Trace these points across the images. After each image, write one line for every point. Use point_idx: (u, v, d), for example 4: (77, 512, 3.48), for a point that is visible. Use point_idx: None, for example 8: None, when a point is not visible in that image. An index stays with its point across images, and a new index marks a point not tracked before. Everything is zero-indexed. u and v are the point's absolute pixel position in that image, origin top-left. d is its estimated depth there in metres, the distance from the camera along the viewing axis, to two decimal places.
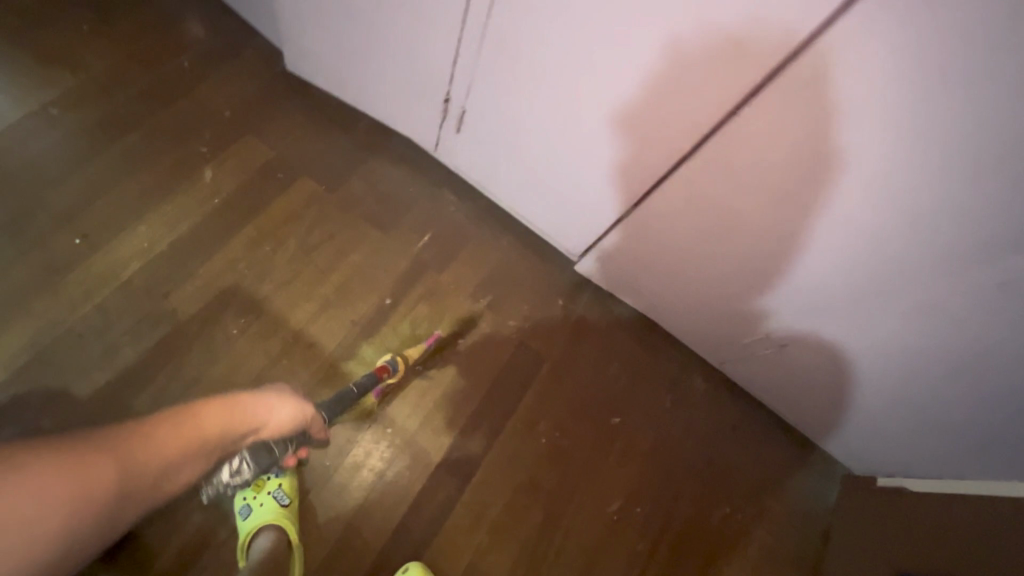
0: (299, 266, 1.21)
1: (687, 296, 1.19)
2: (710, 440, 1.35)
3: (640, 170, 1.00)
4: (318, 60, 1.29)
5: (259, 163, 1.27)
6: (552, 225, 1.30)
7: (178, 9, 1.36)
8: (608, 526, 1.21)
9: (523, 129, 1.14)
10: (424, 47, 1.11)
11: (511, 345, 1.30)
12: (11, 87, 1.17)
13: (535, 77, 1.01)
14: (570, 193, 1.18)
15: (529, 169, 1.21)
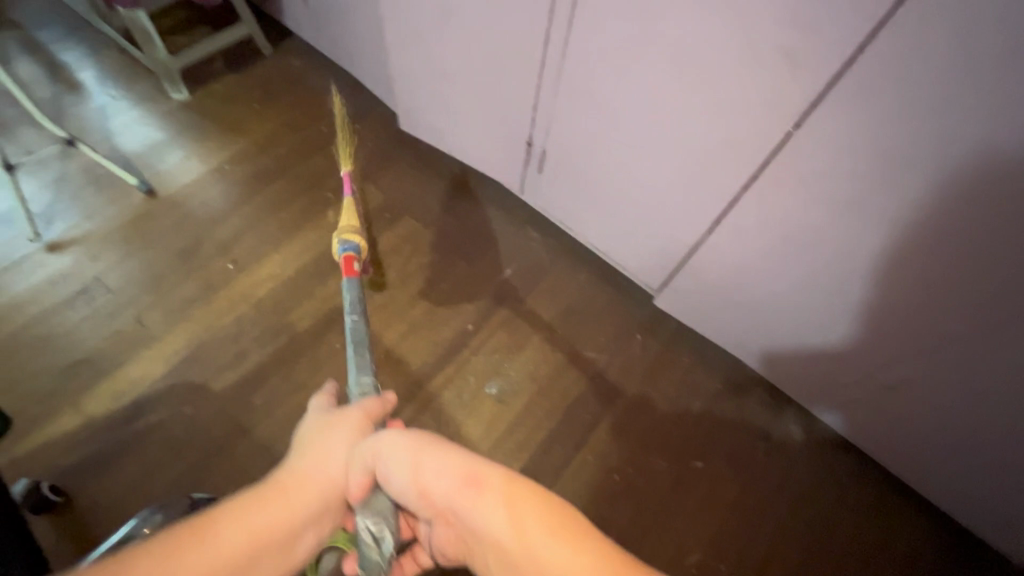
0: (395, 291, 1.36)
1: (775, 324, 1.15)
2: (811, 498, 1.20)
3: (715, 189, 1.03)
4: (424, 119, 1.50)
5: (371, 205, 1.48)
6: (629, 256, 1.33)
7: (322, 86, 1.67)
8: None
9: (598, 166, 1.21)
10: (509, 98, 1.25)
11: (586, 376, 1.30)
12: (199, 150, 1.52)
13: (609, 114, 1.09)
14: (647, 223, 1.21)
15: (605, 204, 1.27)
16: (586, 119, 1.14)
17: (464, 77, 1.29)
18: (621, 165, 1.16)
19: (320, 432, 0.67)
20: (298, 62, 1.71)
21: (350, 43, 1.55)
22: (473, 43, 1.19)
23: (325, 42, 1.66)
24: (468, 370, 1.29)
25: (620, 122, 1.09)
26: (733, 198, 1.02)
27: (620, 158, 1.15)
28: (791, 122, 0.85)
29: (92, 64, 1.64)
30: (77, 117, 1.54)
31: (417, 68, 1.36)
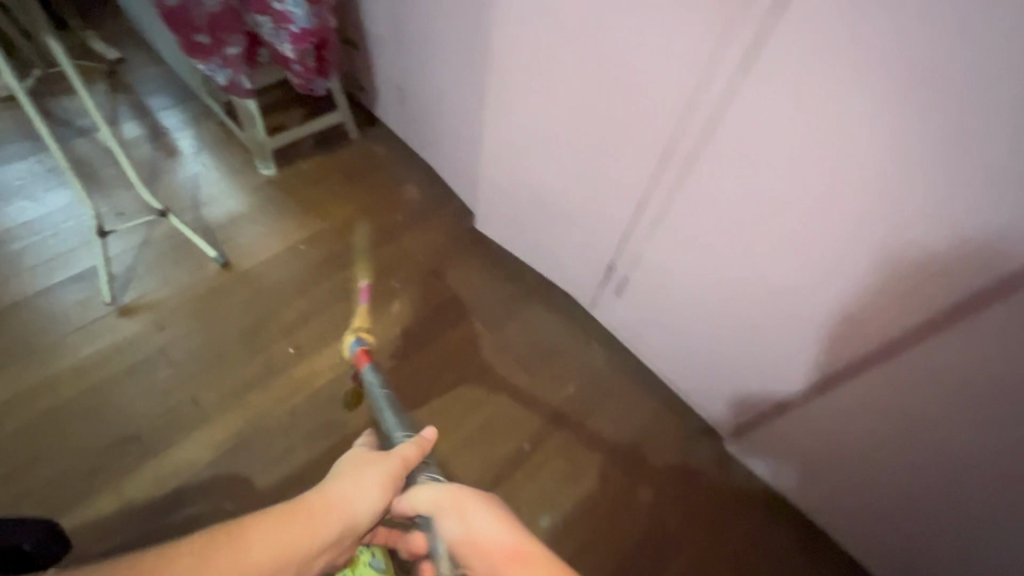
0: (453, 399, 1.32)
1: (867, 498, 1.10)
2: None
3: (823, 361, 1.00)
4: (500, 223, 1.50)
5: (438, 302, 1.47)
6: (702, 390, 1.29)
7: (402, 174, 1.72)
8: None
9: (696, 304, 1.15)
10: (596, 227, 1.23)
11: (643, 518, 1.23)
12: (277, 227, 1.55)
13: (710, 269, 1.07)
14: (735, 365, 1.17)
15: (692, 338, 1.22)
16: (682, 266, 1.12)
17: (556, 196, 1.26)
18: (714, 314, 1.13)
19: (354, 466, 0.68)
20: (381, 148, 1.76)
21: (438, 139, 1.58)
22: (581, 169, 1.15)
23: (411, 133, 1.70)
24: (521, 497, 1.21)
25: (721, 279, 1.06)
26: (843, 373, 0.99)
27: (714, 308, 1.12)
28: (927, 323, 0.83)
29: (191, 134, 1.72)
30: (170, 186, 1.60)
31: (508, 179, 1.35)
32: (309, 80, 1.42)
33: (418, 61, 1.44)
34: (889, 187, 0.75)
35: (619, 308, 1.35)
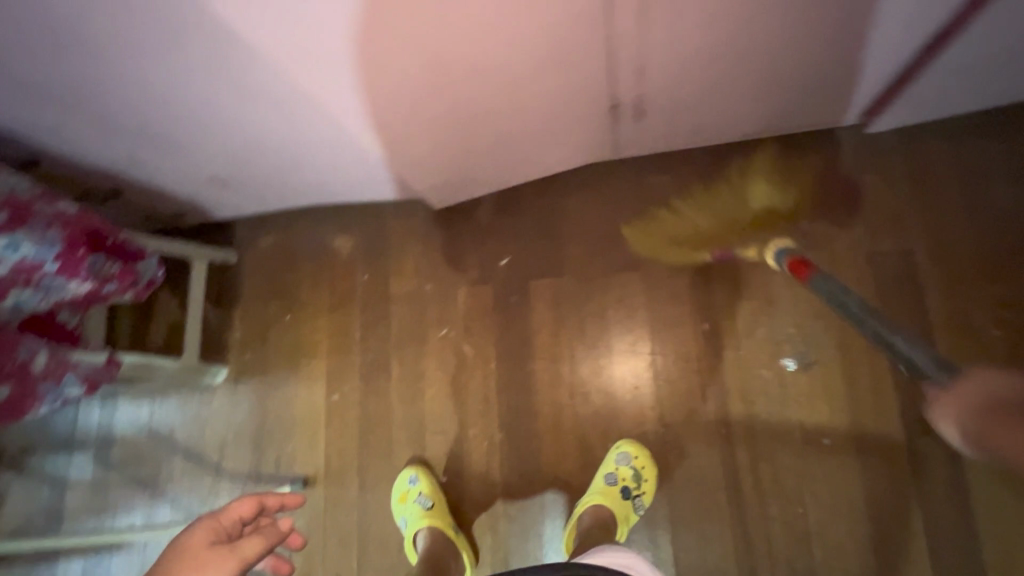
0: (604, 356, 1.12)
1: (956, 96, 0.97)
2: None
3: (840, 49, 0.84)
4: (441, 189, 1.18)
5: (493, 302, 1.20)
6: (796, 120, 1.05)
7: (319, 241, 1.35)
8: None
9: (751, 50, 0.84)
10: (539, 99, 0.93)
11: (871, 270, 1.03)
12: (298, 405, 1.27)
13: (679, 42, 0.80)
14: (828, 63, 0.88)
15: (762, 83, 0.93)
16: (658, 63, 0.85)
17: (524, 105, 0.94)
18: (721, 77, 0.91)
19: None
20: (271, 241, 1.37)
21: (301, 168, 1.12)
22: (419, 175, 1.11)
23: (246, 195, 1.25)
24: (754, 365, 1.04)
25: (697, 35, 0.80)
26: (917, 48, 0.84)
27: (714, 73, 0.89)
28: None
29: (122, 421, 1.37)
30: (180, 482, 1.30)
31: (426, 169, 1.09)
32: (137, 275, 1.03)
33: (241, 129, 0.98)
34: (547, 150, 1.10)
35: (623, 139, 1.08)
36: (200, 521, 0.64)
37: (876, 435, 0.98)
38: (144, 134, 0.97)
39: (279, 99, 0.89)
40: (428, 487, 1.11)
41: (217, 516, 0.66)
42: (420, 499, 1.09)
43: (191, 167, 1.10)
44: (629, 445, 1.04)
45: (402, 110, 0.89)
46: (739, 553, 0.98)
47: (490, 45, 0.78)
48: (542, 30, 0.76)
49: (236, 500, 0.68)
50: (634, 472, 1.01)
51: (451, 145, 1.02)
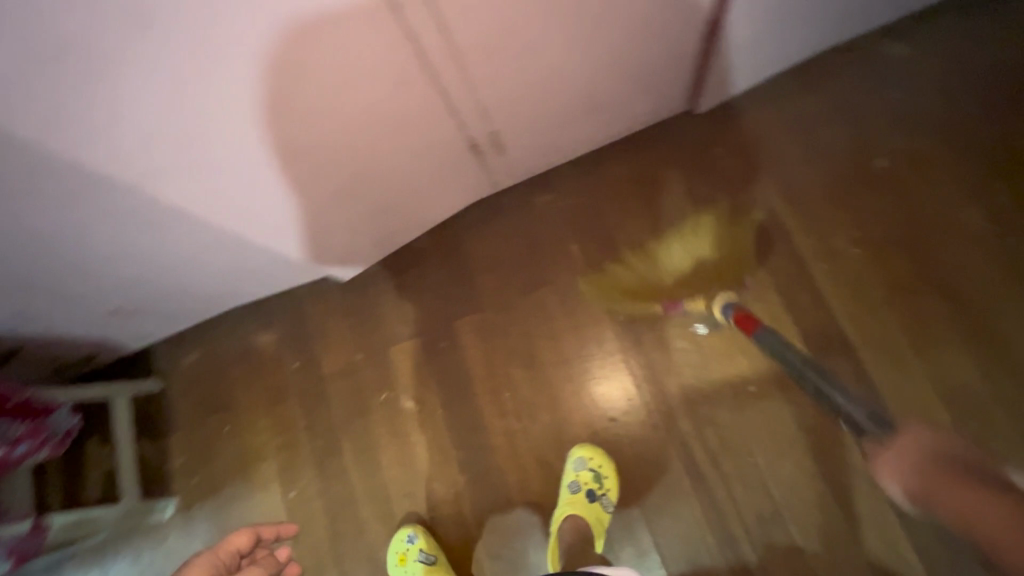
0: (539, 371, 1.17)
1: (757, 67, 1.12)
2: (925, 89, 1.14)
3: (642, 48, 0.97)
4: (344, 266, 1.22)
5: (424, 353, 1.23)
6: (638, 118, 1.18)
7: (241, 343, 1.34)
8: (999, 239, 1.04)
9: (575, 68, 0.95)
10: (406, 157, 0.99)
11: (742, 226, 1.14)
12: (257, 514, 1.23)
13: (508, 74, 0.90)
14: (642, 63, 1.01)
15: (596, 94, 1.05)
16: (497, 96, 0.94)
17: (395, 166, 1.00)
18: (558, 96, 1.01)
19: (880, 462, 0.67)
20: (193, 358, 1.35)
21: (198, 279, 1.13)
22: (317, 260, 1.14)
23: (152, 320, 1.23)
24: (672, 339, 1.13)
25: (522, 67, 0.89)
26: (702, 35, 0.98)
27: (551, 94, 0.99)
28: None
29: None
30: None
31: (324, 253, 1.12)
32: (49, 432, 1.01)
33: (124, 259, 0.98)
34: (431, 201, 1.16)
35: (496, 172, 1.16)
36: (202, 556, 0.86)
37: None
38: (26, 288, 0.96)
39: (157, 224, 0.89)
40: (428, 543, 1.09)
41: (217, 550, 0.88)
42: (421, 556, 1.07)
43: (85, 305, 1.08)
44: (585, 448, 1.08)
45: (278, 207, 0.93)
46: (710, 514, 1.04)
47: (348, 124, 0.84)
48: (388, 101, 0.84)
49: (235, 536, 0.91)
50: (593, 473, 1.05)
51: (340, 221, 1.06)
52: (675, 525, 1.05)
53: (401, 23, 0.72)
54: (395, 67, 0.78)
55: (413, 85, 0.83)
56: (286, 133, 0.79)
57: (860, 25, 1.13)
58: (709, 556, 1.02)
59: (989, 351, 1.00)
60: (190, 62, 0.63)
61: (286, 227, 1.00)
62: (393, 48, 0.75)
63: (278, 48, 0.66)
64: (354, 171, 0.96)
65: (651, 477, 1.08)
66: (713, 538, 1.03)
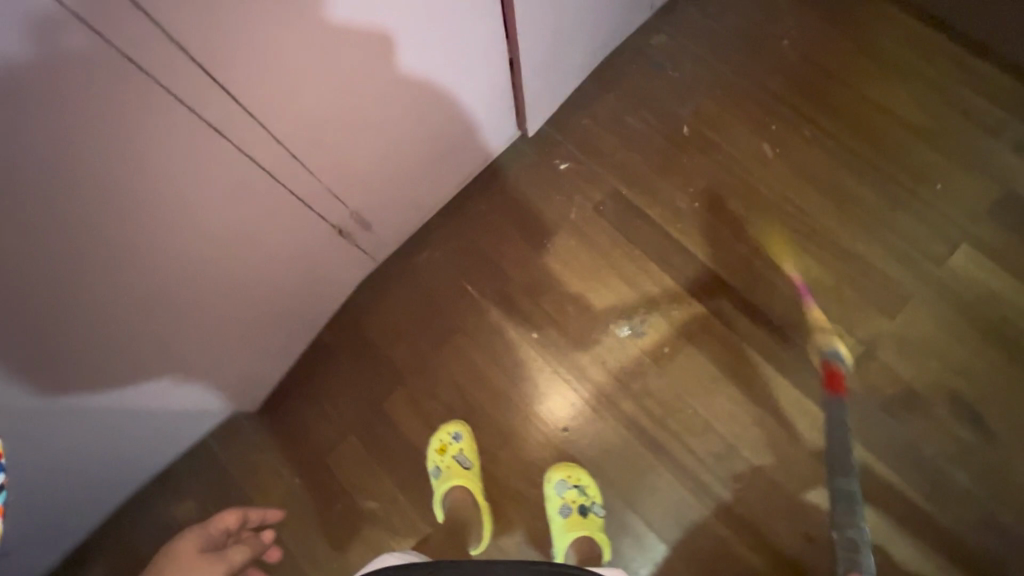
0: (482, 416, 1.18)
1: (561, 83, 1.26)
2: (693, 61, 1.36)
3: (460, 96, 1.05)
4: (244, 388, 1.14)
5: (364, 448, 1.18)
6: (481, 156, 1.26)
7: (157, 526, 1.18)
8: (791, 158, 1.26)
9: (406, 131, 1.01)
10: (274, 260, 0.97)
11: (603, 217, 1.27)
12: None
13: (344, 152, 0.92)
14: (465, 109, 1.09)
15: (436, 149, 1.12)
16: (342, 175, 0.96)
17: (265, 275, 0.98)
18: (401, 160, 1.05)
19: None
20: (104, 568, 1.16)
21: (81, 475, 0.99)
22: (208, 388, 1.07)
23: (36, 549, 1.04)
24: (586, 335, 1.20)
25: (354, 142, 0.93)
26: (504, 69, 1.09)
27: (393, 159, 1.04)
28: (458, 14, 0.90)
29: None
30: None
31: (212, 378, 1.05)
32: None
33: None
34: (316, 296, 1.14)
35: (371, 246, 1.17)
36: (192, 530, 0.86)
37: (690, 320, 1.18)
38: None
39: (18, 407, 0.79)
40: (469, 446, 1.14)
41: (209, 524, 0.89)
42: (460, 458, 1.13)
43: None
44: (563, 469, 1.12)
45: (137, 344, 0.87)
46: (681, 474, 1.11)
47: (191, 244, 0.82)
48: (233, 212, 0.84)
49: (224, 514, 0.93)
50: (577, 489, 1.10)
51: (221, 344, 1.01)
52: (656, 498, 1.11)
53: (225, 136, 0.74)
54: (234, 178, 0.80)
55: (255, 188, 0.84)
56: (135, 266, 0.77)
57: (626, 27, 1.33)
58: (695, 512, 1.09)
59: (820, 244, 1.20)
60: (19, 219, 0.61)
61: (166, 362, 0.94)
62: (226, 161, 0.77)
63: (109, 184, 0.67)
64: (220, 290, 0.92)
65: (619, 466, 1.13)
66: (692, 494, 1.10)
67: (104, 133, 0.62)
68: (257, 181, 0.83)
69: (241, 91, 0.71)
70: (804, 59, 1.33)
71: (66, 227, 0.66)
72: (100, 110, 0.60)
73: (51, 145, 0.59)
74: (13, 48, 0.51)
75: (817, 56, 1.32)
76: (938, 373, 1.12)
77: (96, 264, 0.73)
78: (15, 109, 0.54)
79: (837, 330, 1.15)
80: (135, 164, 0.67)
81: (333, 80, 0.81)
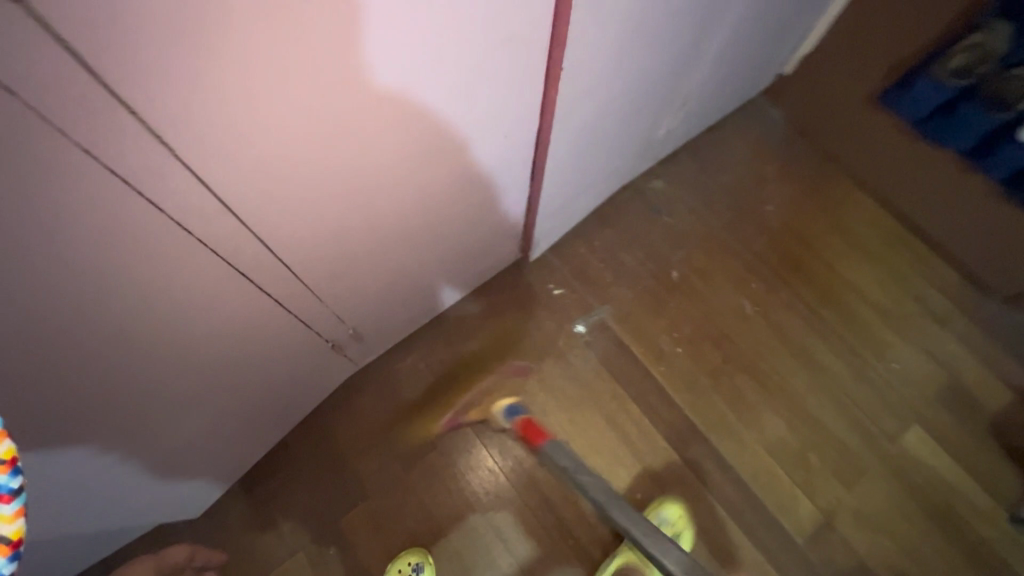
0: (445, 546, 1.13)
1: (566, 214, 1.32)
2: (689, 209, 1.45)
3: (478, 227, 1.06)
4: (194, 497, 1.03)
5: (315, 568, 1.10)
6: (482, 271, 1.27)
7: None
8: (768, 317, 1.34)
9: (424, 255, 1.01)
10: (264, 369, 0.92)
11: (590, 350, 1.30)
12: None
13: (361, 276, 0.91)
14: (478, 236, 1.10)
15: (440, 273, 1.12)
16: (353, 293, 0.94)
17: (245, 389, 0.92)
18: (410, 278, 1.04)
19: None
20: None
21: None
22: (157, 500, 0.96)
23: None
24: (562, 470, 1.19)
25: (374, 268, 0.91)
26: (521, 203, 1.11)
27: (404, 278, 1.02)
28: (499, 167, 0.91)
29: None
30: None
31: (164, 492, 0.95)
32: None
33: None
34: (289, 398, 1.08)
35: (357, 352, 1.13)
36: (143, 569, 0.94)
37: (664, 469, 1.20)
38: None
39: None
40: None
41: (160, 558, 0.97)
42: None
43: None
44: None
45: (94, 474, 0.78)
46: None
47: (184, 369, 0.76)
48: (224, 339, 0.78)
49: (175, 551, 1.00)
50: None
51: (182, 458, 0.92)
52: None
53: (254, 279, 0.72)
54: (247, 307, 0.76)
55: (264, 313, 0.80)
56: (120, 397, 0.71)
57: (633, 168, 1.40)
58: None
59: (790, 407, 1.26)
60: (23, 367, 0.56)
61: (123, 482, 0.85)
62: (243, 294, 0.73)
63: (121, 327, 0.62)
64: (192, 409, 0.85)
65: None
66: None
67: (119, 283, 0.56)
68: (254, 311, 0.79)
69: (282, 235, 0.69)
70: (787, 228, 1.44)
71: (64, 373, 0.61)
72: (139, 264, 0.56)
73: (78, 296, 0.54)
74: (67, 217, 0.47)
75: (798, 227, 1.44)
76: (890, 552, 1.16)
77: (85, 400, 0.66)
78: (55, 267, 0.50)
79: (801, 496, 1.19)
80: (159, 306, 0.63)
81: (356, 219, 0.76)
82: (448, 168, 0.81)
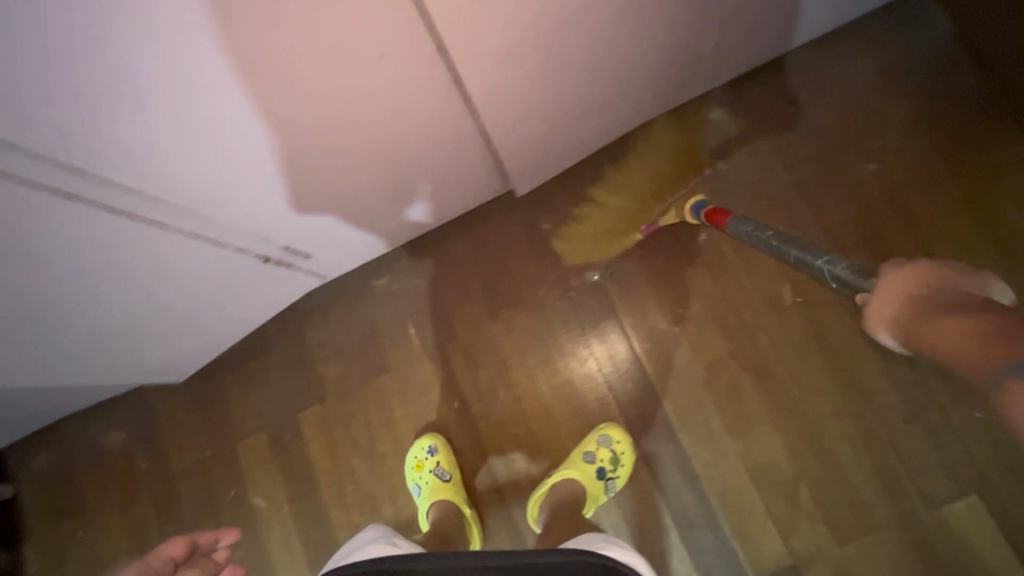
0: (380, 464, 1.16)
1: (576, 147, 1.08)
2: (749, 156, 1.11)
3: (425, 150, 0.91)
4: (173, 363, 1.17)
5: (270, 448, 1.21)
6: (463, 203, 1.12)
7: (90, 444, 1.30)
8: (813, 315, 1.04)
9: (360, 179, 0.91)
10: (193, 274, 0.94)
11: (571, 307, 1.13)
12: None
13: (271, 195, 0.84)
14: (433, 162, 0.95)
15: (402, 192, 1.00)
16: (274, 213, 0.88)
17: (177, 288, 0.95)
18: (350, 202, 0.95)
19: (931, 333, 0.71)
20: (46, 460, 1.31)
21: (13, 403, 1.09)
22: (131, 361, 1.10)
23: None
24: (507, 426, 1.12)
25: (288, 187, 0.84)
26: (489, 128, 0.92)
27: (341, 202, 0.94)
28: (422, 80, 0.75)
29: None
30: None
31: (133, 356, 1.08)
32: None
33: None
34: (251, 302, 1.12)
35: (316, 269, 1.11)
36: None
37: None
38: None
39: None
40: (447, 461, 1.09)
41: None
42: (439, 472, 1.07)
43: None
44: None
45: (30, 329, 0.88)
46: None
47: (75, 259, 0.78)
48: (115, 239, 0.79)
49: None
50: None
51: (137, 333, 1.02)
52: None
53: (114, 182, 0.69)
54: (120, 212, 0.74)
55: (153, 221, 0.78)
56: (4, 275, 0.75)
57: (681, 95, 1.09)
58: None
59: (798, 429, 1.01)
60: None
61: (80, 338, 0.96)
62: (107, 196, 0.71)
63: None
64: (122, 295, 0.91)
65: None
66: None
67: None
68: (139, 211, 0.76)
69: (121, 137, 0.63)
70: (890, 198, 1.06)
71: None
72: None
73: None
74: None
75: (907, 200, 1.05)
76: None
77: None
78: None
79: (773, 531, 0.99)
80: (4, 186, 0.62)
81: (251, 113, 0.69)
82: (339, 78, 0.68)
